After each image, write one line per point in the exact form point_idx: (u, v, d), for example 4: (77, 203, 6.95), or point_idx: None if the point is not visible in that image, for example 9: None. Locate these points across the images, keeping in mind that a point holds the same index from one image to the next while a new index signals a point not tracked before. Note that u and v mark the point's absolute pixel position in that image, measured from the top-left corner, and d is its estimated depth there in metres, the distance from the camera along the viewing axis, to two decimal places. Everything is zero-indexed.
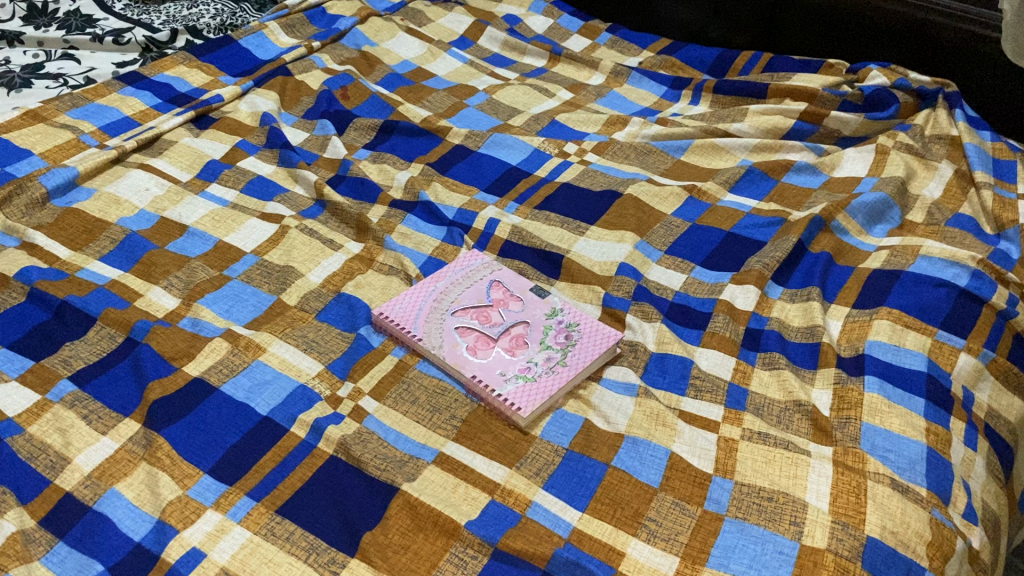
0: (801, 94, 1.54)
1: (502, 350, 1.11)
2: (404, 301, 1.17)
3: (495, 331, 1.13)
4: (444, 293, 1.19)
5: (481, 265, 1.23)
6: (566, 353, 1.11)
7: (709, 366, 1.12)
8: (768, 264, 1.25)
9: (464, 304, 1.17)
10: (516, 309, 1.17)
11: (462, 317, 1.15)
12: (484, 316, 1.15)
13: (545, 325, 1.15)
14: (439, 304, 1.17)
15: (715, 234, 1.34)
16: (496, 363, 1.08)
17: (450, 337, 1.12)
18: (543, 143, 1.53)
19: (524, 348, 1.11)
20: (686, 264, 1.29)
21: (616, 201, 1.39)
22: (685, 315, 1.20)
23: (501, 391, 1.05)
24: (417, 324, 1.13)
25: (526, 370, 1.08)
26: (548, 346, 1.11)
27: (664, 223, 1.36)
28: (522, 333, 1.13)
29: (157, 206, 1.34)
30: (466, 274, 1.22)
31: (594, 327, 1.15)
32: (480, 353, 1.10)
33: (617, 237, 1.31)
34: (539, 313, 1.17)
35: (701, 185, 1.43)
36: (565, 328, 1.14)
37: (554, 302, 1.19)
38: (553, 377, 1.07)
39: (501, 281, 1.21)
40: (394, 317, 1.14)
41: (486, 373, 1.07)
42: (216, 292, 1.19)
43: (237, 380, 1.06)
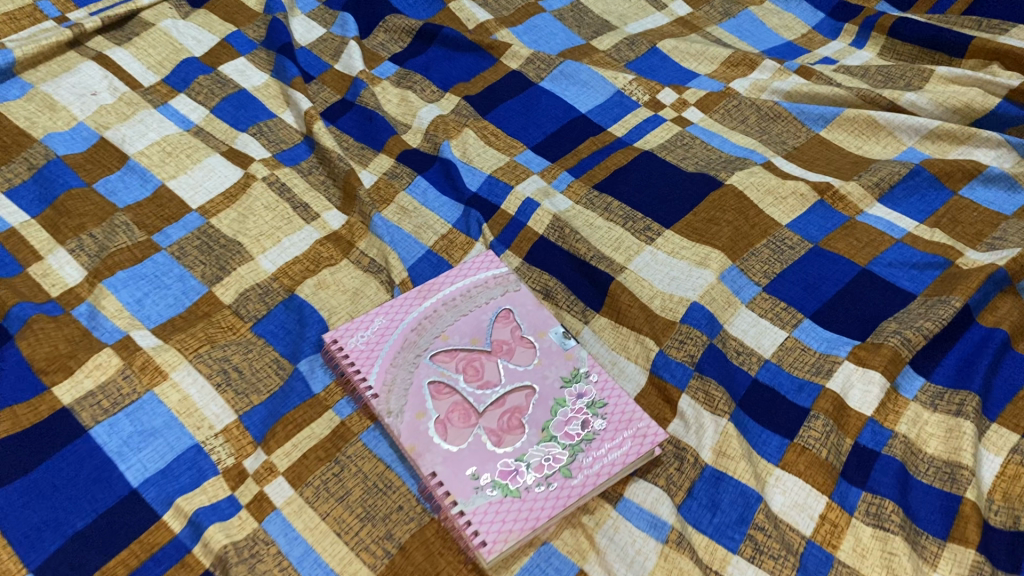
0: (1017, 61, 1.06)
1: (485, 433, 0.77)
2: (370, 324, 0.84)
3: (482, 400, 0.79)
4: (427, 319, 0.84)
5: (492, 281, 0.88)
6: (574, 455, 0.76)
7: (783, 507, 0.76)
8: (909, 341, 0.84)
9: (450, 345, 0.83)
10: (523, 363, 0.82)
11: (443, 366, 0.81)
12: (473, 370, 0.81)
13: (556, 399, 0.80)
14: (415, 339, 0.83)
15: (842, 270, 0.93)
16: (469, 455, 0.75)
17: (417, 397, 0.79)
18: (631, 83, 1.11)
19: (516, 435, 0.77)
20: (789, 314, 0.90)
21: (710, 194, 0.99)
22: (766, 405, 0.83)
23: (464, 508, 0.72)
24: (377, 369, 0.80)
25: (510, 474, 0.74)
26: (551, 436, 0.77)
27: (772, 239, 0.96)
28: (519, 408, 0.79)
29: (100, 121, 1.02)
30: (466, 294, 0.86)
31: (625, 417, 0.79)
32: (451, 433, 0.77)
33: (699, 257, 0.93)
34: (553, 376, 0.81)
35: (837, 185, 1.00)
36: (584, 409, 0.79)
37: (580, 358, 0.83)
38: (544, 494, 0.74)
39: (513, 312, 0.86)
40: (349, 350, 0.82)
41: (451, 471, 0.74)
42: (133, 268, 0.89)
43: (116, 422, 0.77)
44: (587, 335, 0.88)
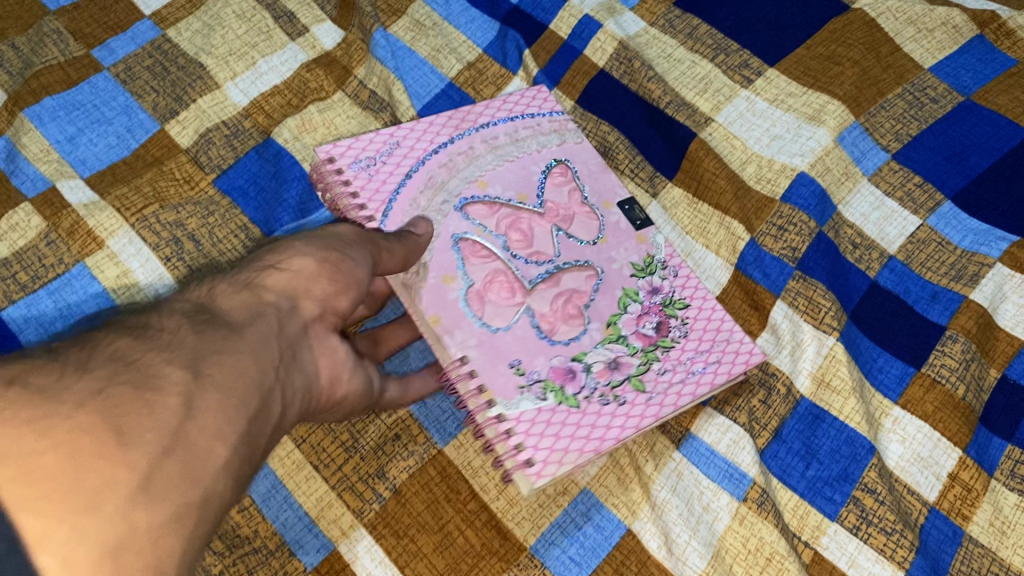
0: None
1: (532, 315, 0.58)
2: (385, 149, 0.63)
3: (530, 276, 0.59)
4: (459, 156, 0.63)
5: (544, 126, 0.66)
6: (648, 365, 0.57)
7: (902, 462, 0.58)
8: None
9: (488, 195, 0.62)
10: (584, 238, 0.62)
11: (478, 221, 0.61)
12: (518, 233, 0.61)
13: (625, 289, 0.60)
14: (442, 179, 0.62)
15: (1004, 135, 0.69)
16: (511, 343, 0.57)
17: (445, 254, 0.59)
18: None
19: (573, 322, 0.58)
20: (926, 193, 0.67)
21: (831, 21, 0.74)
22: (886, 321, 0.63)
23: (505, 412, 0.54)
24: (391, 209, 0.60)
25: (565, 376, 0.56)
26: (619, 334, 0.58)
27: (909, 87, 0.71)
28: (578, 291, 0.59)
29: None
30: (511, 137, 0.65)
31: (713, 330, 0.59)
32: (489, 310, 0.58)
33: (809, 110, 0.70)
34: (621, 263, 0.61)
35: (1006, 14, 0.74)
36: (662, 306, 0.60)
37: (654, 243, 0.62)
38: (607, 409, 0.55)
39: (572, 170, 0.65)
40: (352, 180, 0.61)
41: (487, 361, 0.56)
42: (65, 94, 0.68)
43: (35, 305, 0.59)
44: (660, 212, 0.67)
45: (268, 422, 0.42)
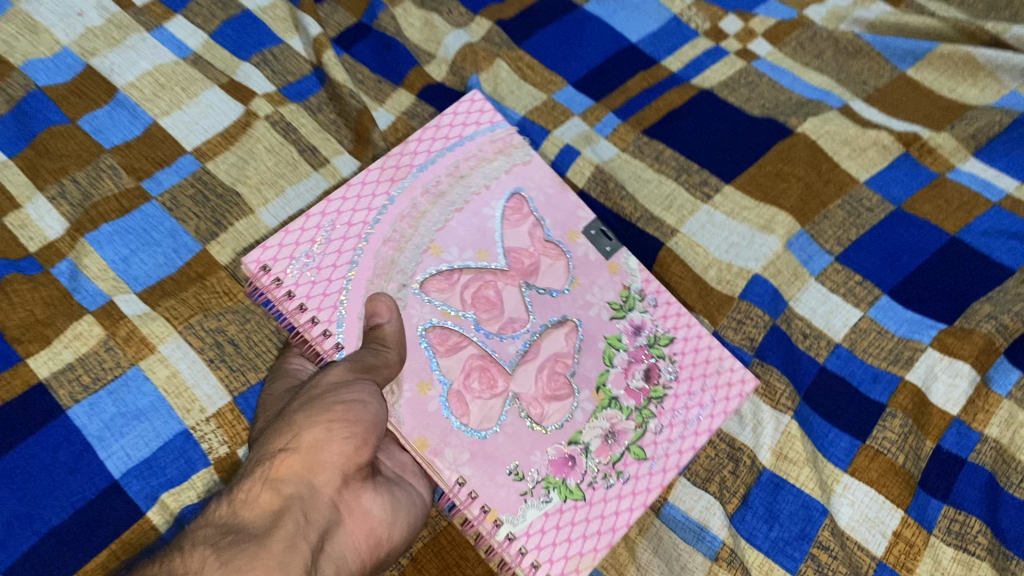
0: None
1: (520, 403, 0.66)
2: (317, 237, 0.67)
3: (507, 354, 0.67)
4: (402, 221, 0.69)
5: (489, 151, 0.73)
6: (645, 422, 0.68)
7: (851, 522, 0.67)
8: (1004, 328, 0.73)
9: (453, 259, 0.69)
10: (555, 286, 0.71)
11: (447, 303, 0.68)
12: (486, 302, 0.69)
13: (608, 335, 0.71)
14: (393, 249, 0.68)
15: (929, 238, 0.81)
16: (504, 445, 0.64)
17: (418, 360, 0.65)
18: (689, 9, 0.97)
19: (564, 399, 0.67)
20: (866, 290, 0.78)
21: (777, 144, 0.86)
22: (836, 399, 0.73)
23: (512, 530, 0.61)
24: (344, 312, 0.65)
25: (564, 467, 0.65)
26: (601, 413, 0.67)
27: (848, 199, 0.83)
28: (559, 358, 0.69)
29: (86, 47, 0.91)
30: (453, 174, 0.72)
31: (704, 358, 0.71)
32: (472, 412, 0.64)
33: (762, 220, 0.81)
34: (599, 305, 0.71)
35: (926, 135, 0.87)
36: (646, 352, 0.71)
37: (626, 271, 0.73)
38: (607, 493, 0.65)
39: (528, 200, 0.73)
40: (295, 289, 0.65)
41: (487, 479, 0.62)
42: (120, 221, 0.79)
43: (96, 403, 0.69)
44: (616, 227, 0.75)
45: None
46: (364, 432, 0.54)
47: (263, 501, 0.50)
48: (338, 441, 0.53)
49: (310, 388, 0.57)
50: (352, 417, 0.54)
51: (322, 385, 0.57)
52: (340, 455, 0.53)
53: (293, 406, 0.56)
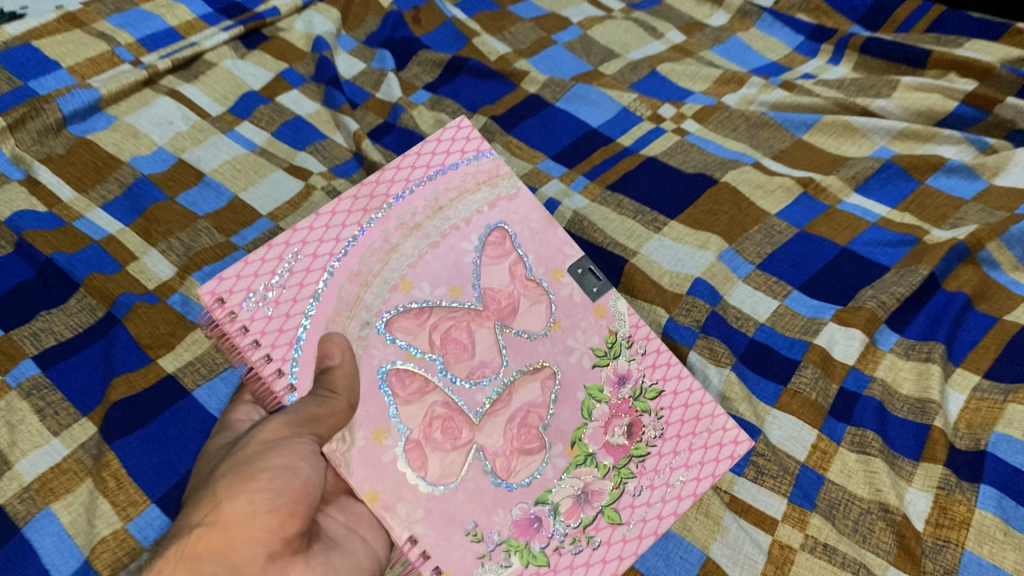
0: (970, 69, 1.21)
1: (485, 457, 0.77)
2: (275, 275, 0.77)
3: (478, 403, 0.79)
4: (370, 253, 0.79)
5: (470, 183, 0.84)
6: (622, 483, 0.79)
7: (780, 439, 0.90)
8: (884, 303, 0.99)
9: (428, 298, 0.81)
10: (532, 329, 0.83)
11: (412, 345, 0.79)
12: (457, 346, 0.81)
13: (588, 383, 0.83)
14: (359, 287, 0.78)
15: (825, 250, 1.08)
16: (470, 509, 0.75)
17: (380, 412, 0.75)
18: (635, 101, 1.27)
19: (534, 453, 0.79)
20: (780, 287, 1.04)
21: (707, 190, 1.14)
22: (765, 360, 0.97)
23: None
24: (297, 353, 0.75)
25: (527, 530, 0.75)
26: (571, 474, 0.79)
27: (763, 226, 1.10)
28: (532, 408, 0.80)
29: (177, 145, 1.18)
30: (433, 207, 0.83)
31: (695, 416, 0.82)
32: (427, 462, 0.75)
33: (700, 241, 1.08)
34: (582, 352, 0.84)
35: (819, 179, 1.15)
36: (628, 405, 0.82)
37: (612, 316, 0.85)
38: (573, 559, 0.76)
39: (506, 236, 0.85)
40: (250, 325, 0.75)
41: (444, 540, 0.73)
42: (217, 264, 1.04)
43: (213, 385, 0.93)
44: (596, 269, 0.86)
45: None
46: (289, 503, 0.63)
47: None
48: (262, 514, 0.61)
49: (253, 439, 0.67)
50: (279, 485, 0.63)
51: (261, 440, 0.67)
52: (262, 530, 0.61)
53: (236, 460, 0.66)
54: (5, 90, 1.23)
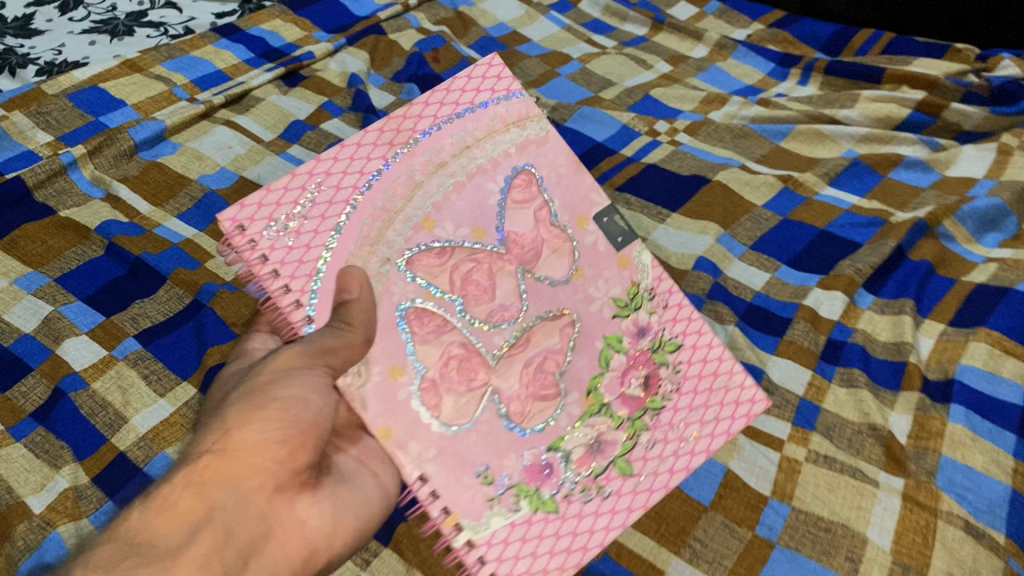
0: (920, 81, 1.42)
1: (498, 400, 0.82)
2: (292, 207, 0.79)
3: (495, 344, 0.83)
4: (395, 184, 0.82)
5: (500, 121, 0.87)
6: (636, 434, 0.85)
7: (781, 378, 1.06)
8: (861, 269, 1.16)
9: (451, 238, 0.83)
10: (559, 278, 0.87)
11: (433, 284, 0.82)
12: (478, 288, 0.84)
13: (607, 333, 0.88)
14: (382, 221, 0.81)
15: (807, 232, 1.26)
16: (480, 451, 0.79)
17: (398, 351, 0.79)
18: (633, 119, 1.46)
19: (548, 400, 0.83)
20: (771, 263, 1.22)
21: (701, 188, 1.32)
22: (764, 320, 1.14)
23: (472, 536, 0.76)
24: (316, 286, 0.77)
25: (538, 476, 0.80)
26: (585, 422, 0.84)
27: (753, 215, 1.28)
28: (549, 355, 0.85)
29: (237, 165, 1.35)
30: (461, 145, 0.85)
31: (713, 370, 0.87)
32: (444, 405, 0.79)
33: (699, 228, 1.25)
34: (604, 302, 0.88)
35: (798, 176, 1.34)
36: (648, 355, 0.88)
37: (637, 267, 0.90)
38: (581, 508, 0.80)
39: (537, 177, 0.88)
40: (270, 253, 0.77)
41: (455, 481, 0.77)
42: None
43: None
44: (624, 221, 0.90)
45: None
46: (299, 434, 0.69)
47: (182, 503, 0.62)
48: (272, 443, 0.68)
49: (268, 366, 0.72)
50: (291, 416, 0.69)
51: (274, 368, 0.72)
52: (271, 460, 0.68)
53: (250, 386, 0.71)
54: (81, 125, 1.41)
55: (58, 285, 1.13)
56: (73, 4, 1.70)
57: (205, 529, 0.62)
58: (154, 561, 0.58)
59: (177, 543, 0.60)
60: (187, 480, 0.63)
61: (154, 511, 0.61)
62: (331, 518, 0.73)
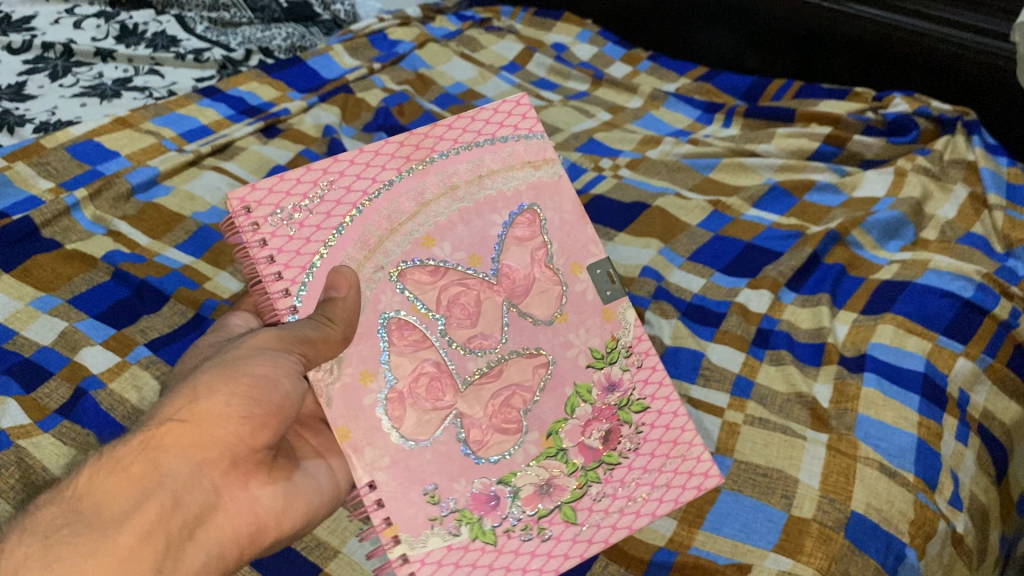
0: (826, 119, 1.63)
1: (460, 423, 0.90)
2: (301, 202, 0.90)
3: (467, 370, 0.92)
4: (404, 197, 0.92)
5: (517, 160, 0.97)
6: (587, 484, 0.91)
7: (719, 359, 1.23)
8: (782, 272, 1.34)
9: (447, 259, 0.93)
10: (543, 317, 0.95)
11: (419, 300, 0.92)
12: (462, 311, 0.93)
13: (579, 382, 0.94)
14: (384, 231, 0.91)
15: (735, 245, 1.44)
16: (434, 470, 0.88)
17: (375, 361, 0.89)
18: (581, 158, 1.64)
19: (510, 433, 0.91)
20: (706, 270, 1.40)
21: (643, 212, 1.51)
22: (702, 315, 1.31)
23: (407, 551, 0.85)
24: (307, 278, 0.88)
25: (483, 506, 0.87)
26: (544, 459, 0.91)
27: (688, 233, 1.47)
28: (518, 390, 0.92)
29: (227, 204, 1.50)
30: (476, 173, 0.95)
31: (674, 438, 0.94)
32: (406, 421, 0.88)
33: (643, 243, 1.45)
34: (581, 351, 0.95)
35: (726, 201, 1.53)
36: (615, 410, 0.94)
37: (623, 323, 0.97)
38: (519, 545, 0.87)
39: (539, 218, 0.96)
40: (271, 240, 0.89)
41: (401, 495, 0.86)
42: None
43: None
44: (614, 276, 0.98)
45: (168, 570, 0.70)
46: (263, 416, 0.77)
47: (134, 466, 0.70)
48: (234, 418, 0.76)
49: (246, 343, 0.82)
50: (256, 395, 0.77)
51: (252, 345, 0.81)
52: (232, 433, 0.76)
53: (225, 358, 0.80)
54: (79, 172, 1.54)
55: (70, 305, 1.25)
56: (63, 71, 1.81)
57: (153, 496, 0.70)
58: (94, 529, 0.66)
59: (123, 508, 0.68)
60: (145, 444, 0.72)
61: (108, 472, 0.69)
62: (282, 501, 0.82)
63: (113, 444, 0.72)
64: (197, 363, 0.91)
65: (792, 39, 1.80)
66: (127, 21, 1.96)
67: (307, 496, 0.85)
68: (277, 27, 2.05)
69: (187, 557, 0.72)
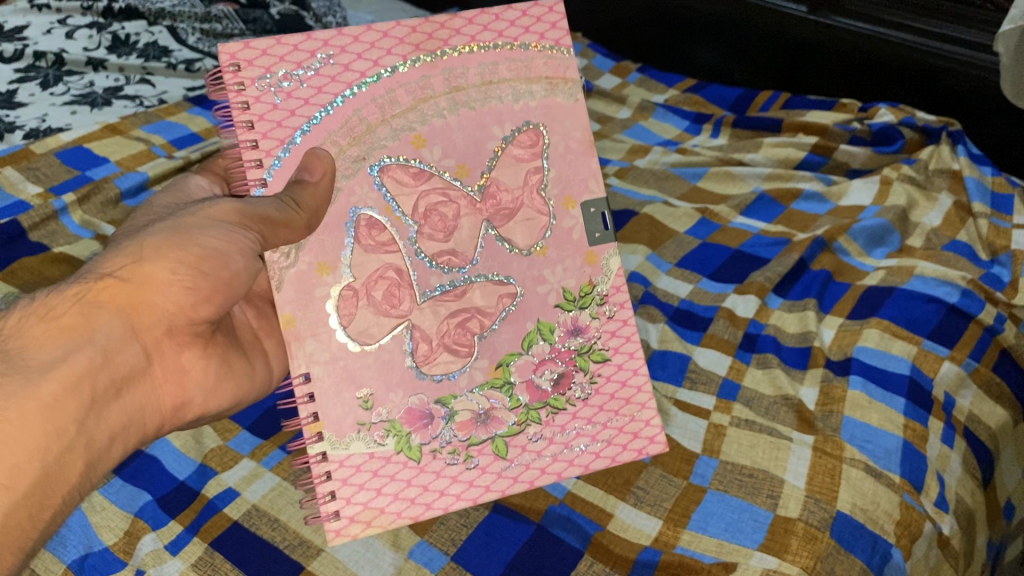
0: (813, 129, 1.64)
1: (411, 331, 0.90)
2: (292, 73, 0.86)
3: (429, 285, 0.91)
4: (403, 89, 0.89)
5: (533, 73, 0.92)
6: (526, 423, 0.92)
7: (706, 362, 1.24)
8: (770, 277, 1.34)
9: (434, 164, 0.90)
10: (521, 244, 0.92)
11: (395, 202, 0.90)
12: (439, 223, 0.91)
13: (542, 319, 0.93)
14: (374, 120, 0.88)
15: (722, 252, 1.44)
16: (372, 376, 0.88)
17: (338, 250, 0.88)
18: None
19: (459, 354, 0.91)
20: (693, 276, 1.41)
21: (631, 220, 1.52)
22: (688, 319, 1.32)
23: (328, 452, 0.86)
24: (283, 153, 0.86)
25: (417, 424, 0.89)
26: (493, 384, 0.91)
27: (676, 240, 1.48)
28: (478, 315, 0.91)
29: None
30: (484, 79, 0.91)
31: (624, 399, 0.94)
32: (355, 320, 0.88)
33: (631, 249, 1.46)
34: (553, 288, 0.93)
35: (713, 208, 1.54)
36: (572, 354, 0.93)
37: (605, 268, 0.94)
38: (443, 465, 0.89)
39: (541, 137, 0.93)
40: (254, 105, 0.85)
41: (335, 396, 0.87)
42: None
43: None
44: (608, 219, 0.94)
45: (89, 424, 0.70)
46: (207, 291, 0.79)
47: (67, 316, 0.71)
48: (178, 287, 0.77)
49: (202, 212, 0.82)
50: (204, 268, 0.78)
51: (210, 216, 0.82)
52: (174, 302, 0.77)
53: (179, 224, 0.81)
54: (68, 177, 1.54)
55: None
56: (53, 79, 1.81)
57: (81, 350, 0.70)
58: (19, 372, 0.66)
59: (51, 356, 0.68)
60: (81, 297, 0.72)
61: (37, 319, 0.69)
62: (212, 379, 0.86)
63: (47, 292, 0.72)
64: (148, 218, 0.89)
65: (778, 52, 1.82)
66: (119, 32, 1.96)
67: (238, 377, 0.89)
68: (269, 37, 2.05)
69: (109, 414, 0.72)
